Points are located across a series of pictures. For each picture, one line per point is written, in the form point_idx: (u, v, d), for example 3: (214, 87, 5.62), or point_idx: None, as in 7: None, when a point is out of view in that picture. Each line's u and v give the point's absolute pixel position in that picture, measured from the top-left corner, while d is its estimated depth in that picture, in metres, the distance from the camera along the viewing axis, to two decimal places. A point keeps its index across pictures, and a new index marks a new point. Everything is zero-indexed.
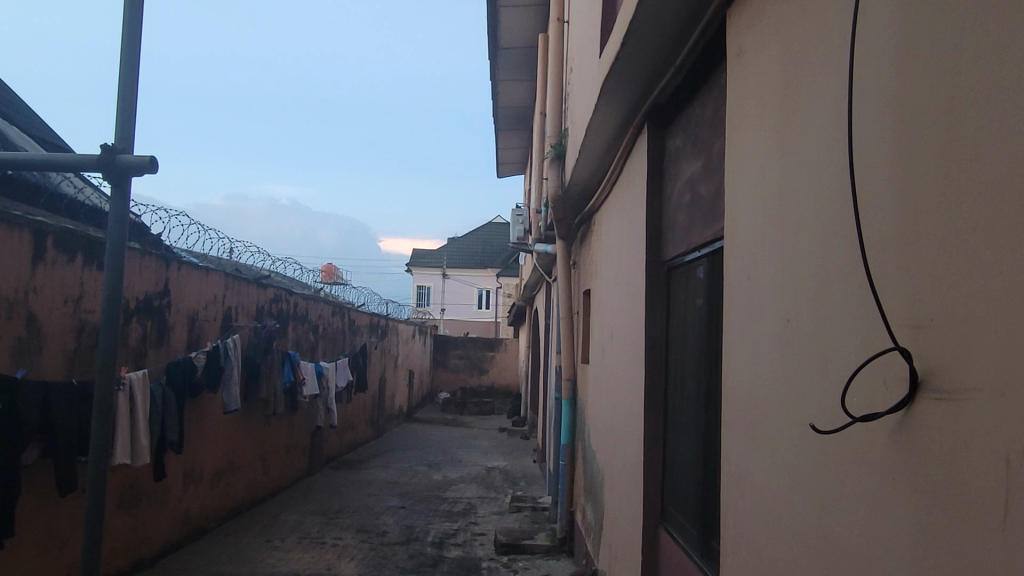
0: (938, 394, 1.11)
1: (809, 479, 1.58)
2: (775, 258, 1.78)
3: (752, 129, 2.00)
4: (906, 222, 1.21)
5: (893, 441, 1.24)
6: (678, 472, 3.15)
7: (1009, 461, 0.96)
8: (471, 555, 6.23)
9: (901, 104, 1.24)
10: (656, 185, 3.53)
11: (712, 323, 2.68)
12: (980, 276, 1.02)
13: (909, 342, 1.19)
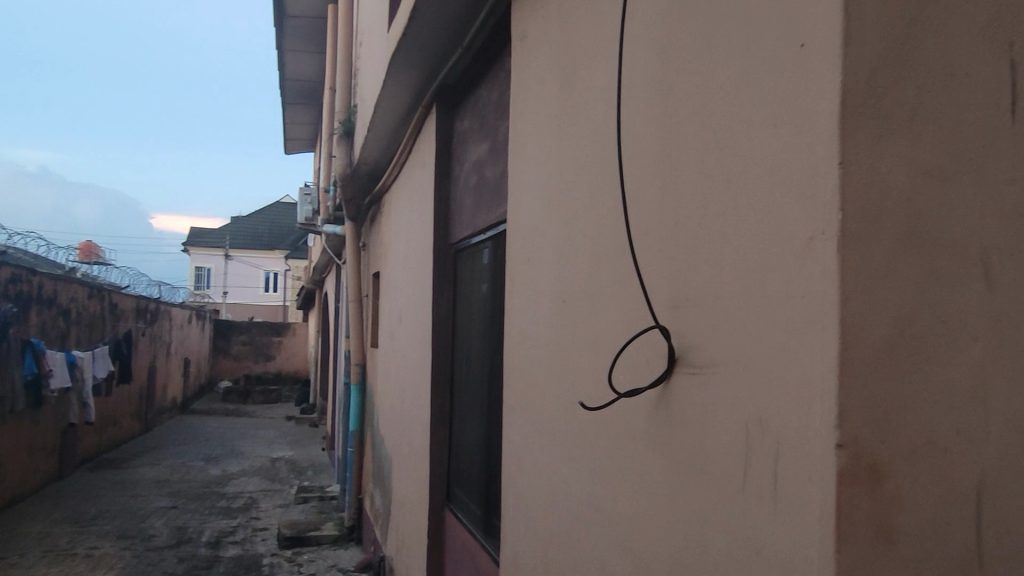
0: (690, 368, 1.19)
1: (580, 453, 1.64)
2: (553, 240, 1.83)
3: (534, 113, 2.02)
4: (667, 207, 1.27)
5: (654, 413, 1.30)
6: (463, 453, 3.18)
7: (749, 430, 1.04)
8: (251, 552, 5.86)
9: (665, 94, 1.29)
10: (444, 167, 3.51)
11: (495, 305, 2.71)
12: (727, 257, 1.10)
13: (668, 321, 1.26)
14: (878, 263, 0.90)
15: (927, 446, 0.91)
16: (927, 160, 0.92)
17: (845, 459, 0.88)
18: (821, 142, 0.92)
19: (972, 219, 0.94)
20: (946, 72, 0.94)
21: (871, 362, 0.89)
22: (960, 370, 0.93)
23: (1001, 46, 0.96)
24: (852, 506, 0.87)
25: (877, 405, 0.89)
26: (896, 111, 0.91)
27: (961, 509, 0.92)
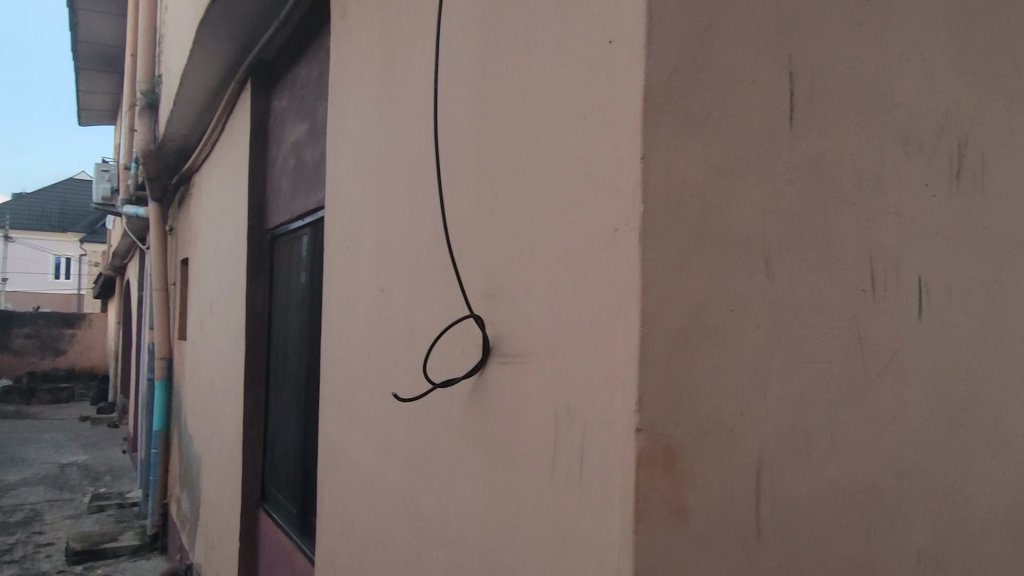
0: (504, 357, 1.20)
1: (396, 446, 1.60)
2: (371, 228, 1.77)
3: (353, 95, 1.94)
4: (483, 197, 1.27)
5: (469, 402, 1.30)
6: (278, 450, 3.02)
7: (558, 417, 1.06)
8: (32, 571, 5.20)
9: (482, 81, 1.28)
10: (259, 148, 3.30)
11: (313, 294, 2.59)
12: (539, 247, 1.11)
13: (482, 310, 1.26)
14: (675, 254, 0.94)
15: (716, 427, 0.98)
16: (719, 160, 0.99)
17: (644, 442, 0.92)
18: (625, 136, 0.95)
19: (757, 216, 1.02)
20: (737, 78, 1.00)
21: (667, 350, 0.94)
22: (744, 355, 1.01)
23: (782, 58, 1.05)
24: (650, 486, 0.92)
25: (672, 390, 0.94)
26: (693, 112, 0.96)
27: (743, 483, 1.00)
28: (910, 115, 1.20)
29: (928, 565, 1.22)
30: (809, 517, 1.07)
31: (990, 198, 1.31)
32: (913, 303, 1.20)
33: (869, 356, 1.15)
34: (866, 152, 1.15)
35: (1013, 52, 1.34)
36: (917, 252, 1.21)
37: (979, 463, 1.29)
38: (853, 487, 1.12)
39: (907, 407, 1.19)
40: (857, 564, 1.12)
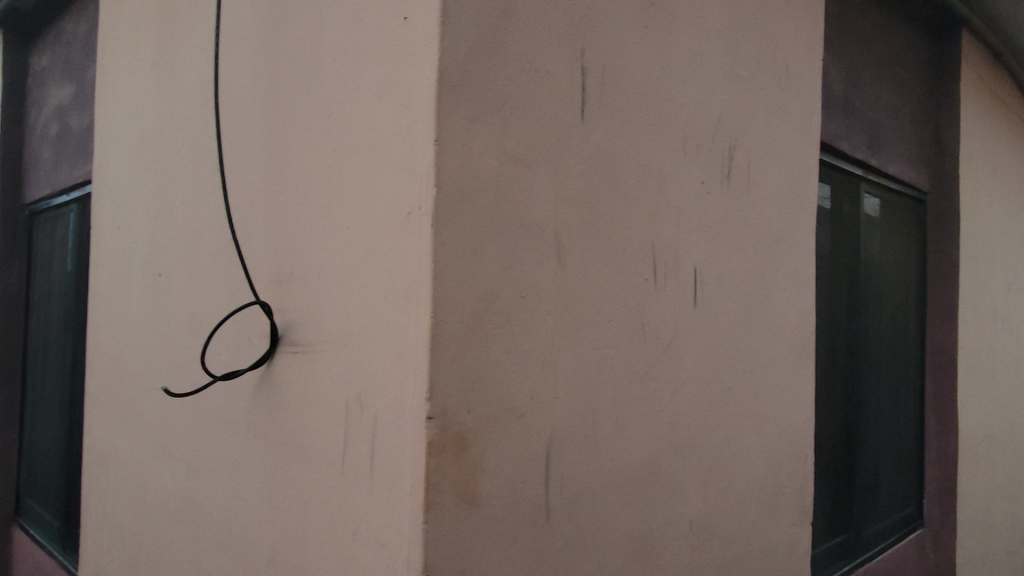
0: (293, 346, 1.12)
1: (173, 445, 1.45)
2: (147, 205, 1.59)
3: (126, 57, 1.73)
4: (271, 174, 1.18)
5: (256, 395, 1.21)
6: (36, 455, 2.65)
7: (348, 406, 1.01)
8: None
9: (269, 50, 1.19)
10: (12, 110, 2.87)
11: (79, 279, 2.30)
12: (330, 230, 1.05)
13: (270, 296, 1.17)
14: (467, 239, 0.93)
15: (507, 412, 0.99)
16: (512, 146, 0.99)
17: (434, 430, 0.90)
18: (418, 116, 0.92)
19: (548, 204, 1.04)
20: (531, 66, 1.01)
21: (458, 336, 0.92)
22: (536, 340, 1.03)
23: (574, 52, 1.08)
24: (440, 475, 0.90)
25: (464, 377, 0.93)
26: (487, 96, 0.96)
27: (533, 466, 1.02)
28: (689, 117, 1.29)
29: (698, 532, 1.32)
30: (594, 496, 1.12)
31: (754, 197, 1.45)
32: (689, 291, 1.30)
33: (650, 340, 1.22)
34: (651, 148, 1.21)
35: (775, 67, 1.50)
36: (694, 243, 1.31)
37: (742, 436, 1.43)
38: (635, 465, 1.19)
39: (684, 387, 1.29)
40: (637, 536, 1.19)
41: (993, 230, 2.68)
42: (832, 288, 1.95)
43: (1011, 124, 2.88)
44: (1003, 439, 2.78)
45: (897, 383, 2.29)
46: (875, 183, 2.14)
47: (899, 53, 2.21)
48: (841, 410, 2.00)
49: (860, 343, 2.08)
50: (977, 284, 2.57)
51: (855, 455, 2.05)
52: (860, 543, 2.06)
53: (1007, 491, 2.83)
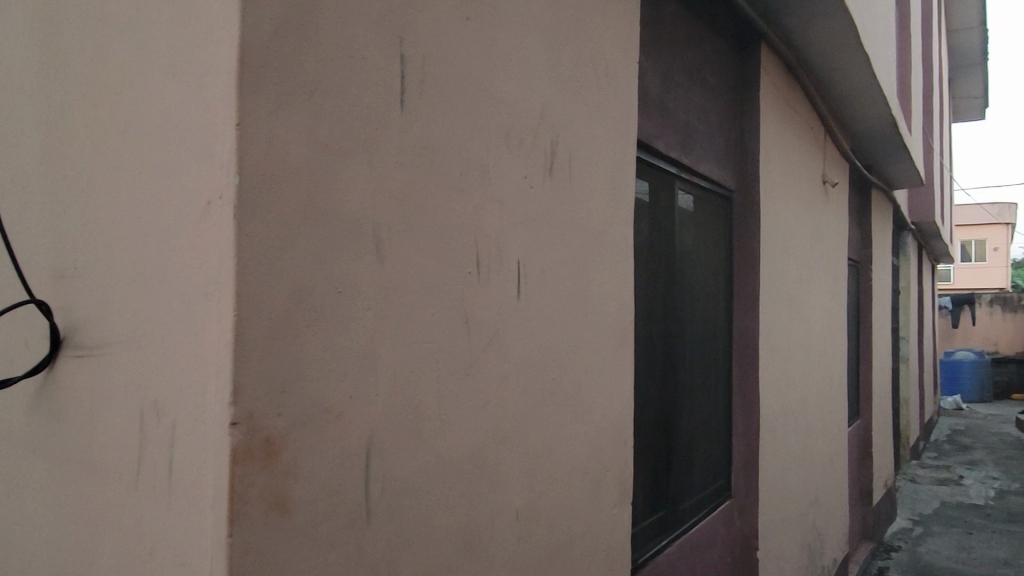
0: (79, 351, 1.00)
1: None
2: None
3: None
4: (52, 157, 1.05)
5: (34, 406, 1.07)
6: None
7: (142, 414, 0.92)
8: None
9: (49, 19, 1.06)
10: None
11: None
12: (122, 221, 0.96)
13: (50, 295, 1.04)
14: (277, 232, 0.88)
15: (322, 413, 0.94)
16: (325, 135, 0.94)
17: (240, 437, 0.84)
18: (220, 99, 0.85)
19: (366, 195, 1.00)
20: (346, 53, 0.97)
21: (266, 335, 0.87)
22: (355, 337, 0.99)
23: (392, 40, 1.04)
24: (247, 484, 0.84)
25: (274, 378, 0.88)
26: (296, 81, 0.90)
27: (351, 467, 0.98)
28: (511, 112, 1.30)
29: (524, 521, 1.35)
30: (418, 494, 1.10)
31: (575, 194, 1.50)
32: (513, 285, 1.31)
33: (473, 334, 1.22)
34: (473, 142, 1.21)
35: (595, 67, 1.55)
36: (517, 237, 1.32)
37: (566, 425, 1.48)
38: (459, 459, 1.19)
39: (508, 380, 1.30)
40: (463, 530, 1.19)
41: (788, 226, 2.98)
42: (649, 280, 2.07)
43: (802, 130, 3.20)
44: (796, 414, 3.10)
45: (708, 366, 2.48)
46: (688, 181, 2.29)
47: (707, 60, 2.38)
48: (658, 394, 2.12)
49: (675, 331, 2.23)
50: (774, 274, 2.83)
51: (670, 435, 2.19)
52: (676, 517, 2.21)
53: (800, 460, 3.16)
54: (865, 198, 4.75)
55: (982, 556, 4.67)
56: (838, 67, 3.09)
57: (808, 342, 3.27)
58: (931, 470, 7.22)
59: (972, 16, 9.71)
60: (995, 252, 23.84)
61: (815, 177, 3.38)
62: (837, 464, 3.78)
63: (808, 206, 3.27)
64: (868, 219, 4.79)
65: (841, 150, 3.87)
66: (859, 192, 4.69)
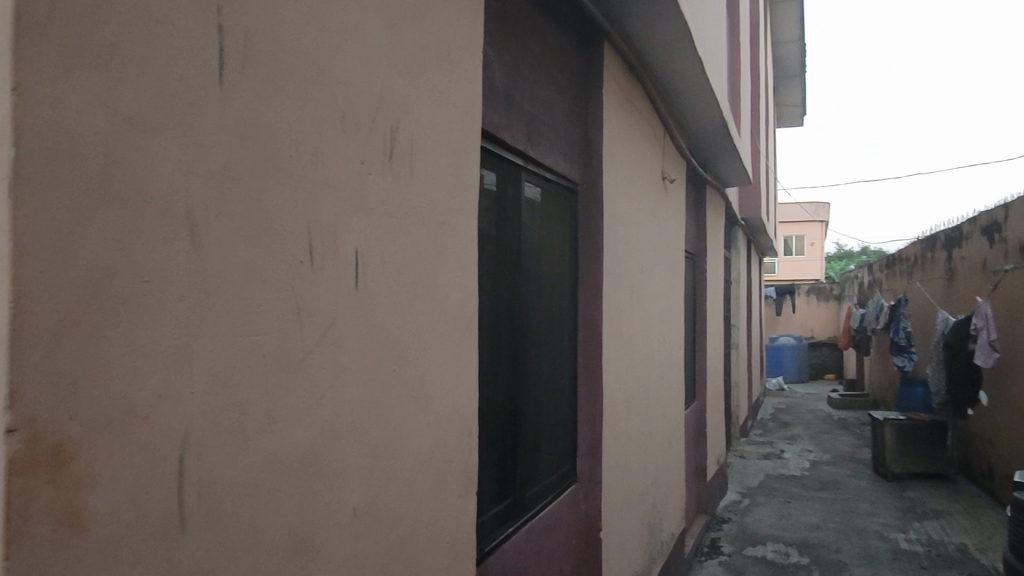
0: None
1: None
2: None
3: None
4: None
5: None
6: None
7: None
8: None
9: None
10: None
11: None
12: None
13: None
14: (64, 213, 0.78)
15: (125, 415, 0.85)
16: (128, 108, 0.85)
17: (18, 445, 0.74)
18: None
19: (179, 176, 0.92)
20: (152, 17, 0.88)
21: (52, 329, 0.77)
22: (166, 331, 0.91)
23: (209, 7, 0.96)
24: (27, 497, 0.75)
25: (63, 378, 0.78)
26: (89, 45, 0.81)
27: (162, 472, 0.90)
28: (347, 94, 1.25)
29: (363, 519, 1.30)
30: (241, 498, 1.03)
31: (417, 181, 1.47)
32: (350, 274, 1.26)
33: (306, 326, 1.16)
34: (305, 124, 1.15)
35: (437, 53, 1.52)
36: (354, 225, 1.27)
37: (407, 418, 1.44)
38: (290, 457, 1.12)
39: (344, 373, 1.25)
40: (294, 532, 1.13)
41: (629, 220, 3.11)
42: (495, 270, 2.07)
43: (643, 128, 3.35)
44: (636, 399, 3.25)
45: (554, 355, 2.53)
46: (534, 173, 2.32)
47: (553, 55, 2.42)
48: (504, 383, 2.14)
49: (521, 321, 2.25)
50: (616, 265, 2.95)
51: (517, 424, 2.22)
52: (523, 504, 2.24)
53: (640, 443, 3.32)
54: (701, 195, 5.08)
55: (798, 522, 5.16)
56: (675, 69, 3.26)
57: (648, 331, 3.44)
58: (757, 446, 7.88)
59: (793, 31, 10.64)
60: (812, 247, 26.38)
61: (655, 173, 3.56)
62: (675, 444, 4.02)
63: (648, 201, 3.43)
64: (703, 215, 5.11)
65: (678, 148, 4.10)
66: (696, 189, 5.00)
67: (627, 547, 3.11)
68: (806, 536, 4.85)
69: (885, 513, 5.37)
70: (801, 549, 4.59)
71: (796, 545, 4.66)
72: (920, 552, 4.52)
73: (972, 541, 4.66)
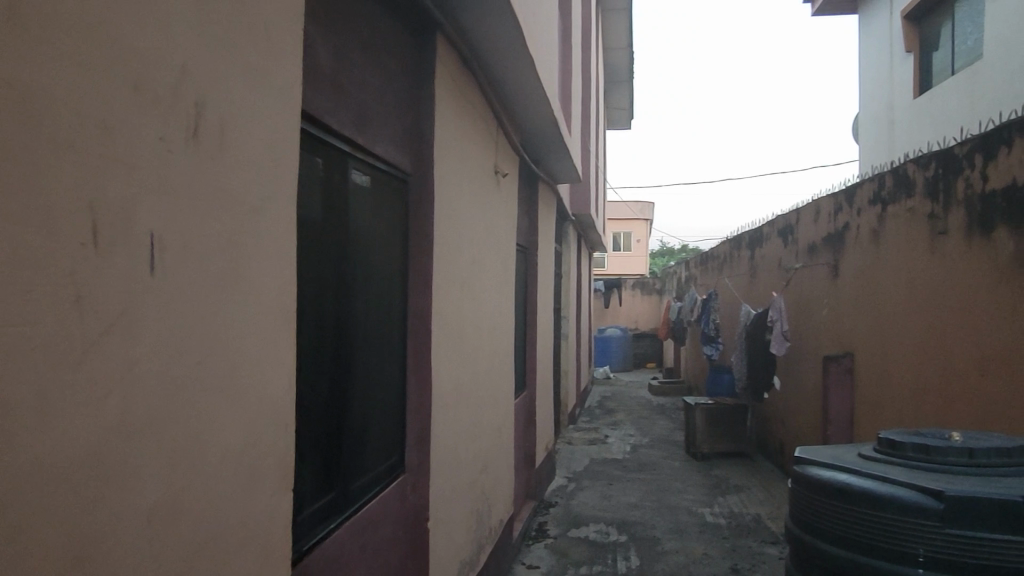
0: None
1: None
2: None
3: None
4: None
5: None
6: None
7: None
8: None
9: None
10: None
11: None
12: None
13: None
14: None
15: None
16: None
17: None
18: None
19: None
20: None
21: None
22: None
23: None
24: None
25: None
26: None
27: None
28: (143, 62, 1.14)
29: (161, 522, 1.21)
30: (2, 507, 0.91)
31: (227, 162, 1.38)
32: (145, 259, 1.16)
33: (90, 314, 1.05)
34: (88, 90, 1.03)
35: (251, 27, 1.44)
36: (151, 205, 1.17)
37: (214, 413, 1.36)
38: (69, 457, 1.02)
39: (138, 366, 1.15)
40: (73, 539, 1.02)
41: (460, 211, 3.13)
42: (319, 258, 2.00)
43: (476, 121, 3.38)
44: (466, 389, 3.29)
45: (383, 346, 2.49)
46: (363, 161, 2.26)
47: (383, 40, 2.38)
48: (328, 374, 2.07)
49: (347, 311, 2.19)
50: (446, 256, 2.96)
51: (341, 417, 2.16)
52: (348, 498, 2.19)
53: (470, 432, 3.37)
54: (533, 190, 5.23)
55: (619, 503, 5.48)
56: (508, 65, 3.33)
57: (478, 321, 3.49)
58: (584, 432, 8.27)
59: (623, 38, 11.23)
60: (638, 244, 28.14)
61: (487, 166, 3.61)
62: (504, 433, 4.12)
63: (480, 193, 3.48)
64: (535, 209, 5.27)
65: (511, 144, 4.19)
66: (528, 184, 5.14)
67: (455, 535, 3.15)
68: (625, 515, 5.16)
69: (695, 490, 5.85)
70: (620, 528, 4.87)
71: (616, 524, 4.94)
72: (722, 524, 4.97)
73: (765, 512, 5.19)
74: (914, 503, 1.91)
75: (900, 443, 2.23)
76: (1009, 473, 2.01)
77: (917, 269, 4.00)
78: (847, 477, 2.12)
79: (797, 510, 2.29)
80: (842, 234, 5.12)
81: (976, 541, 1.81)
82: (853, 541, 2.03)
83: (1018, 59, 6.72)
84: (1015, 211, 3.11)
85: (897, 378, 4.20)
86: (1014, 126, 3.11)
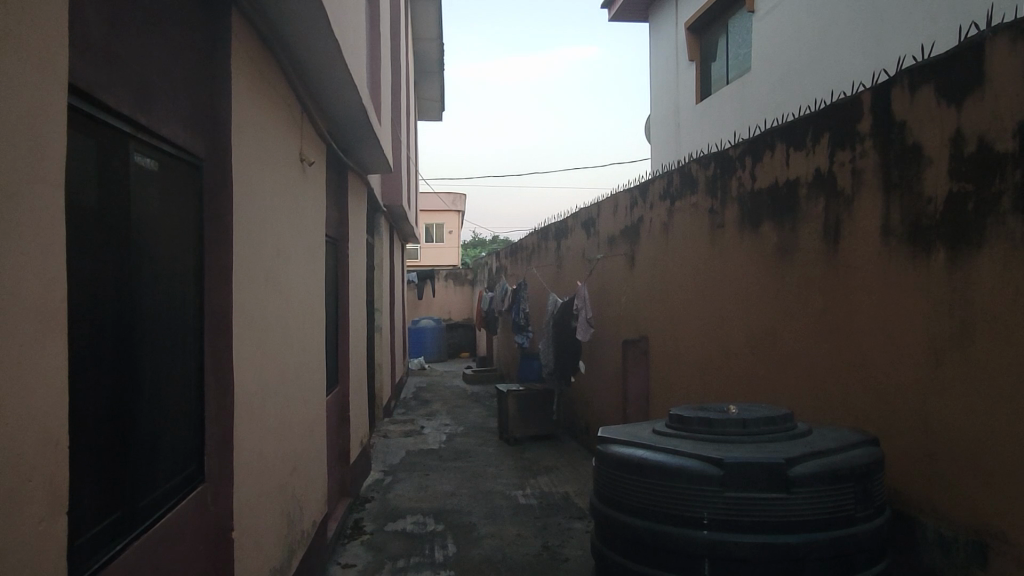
0: None
1: None
2: None
3: None
4: None
5: None
6: None
7: None
8: None
9: None
10: None
11: None
12: None
13: None
14: None
15: None
16: None
17: None
18: None
19: None
20: None
21: None
22: None
23: None
24: None
25: None
26: None
27: None
28: None
29: None
30: None
31: None
32: None
33: None
34: None
35: None
36: None
37: None
38: None
39: None
40: None
41: (262, 202, 2.95)
42: (97, 251, 1.78)
43: (277, 107, 3.20)
44: (271, 390, 3.11)
45: (175, 347, 2.29)
46: (146, 144, 2.05)
47: (169, 12, 2.17)
48: (109, 382, 1.86)
49: (131, 311, 1.98)
50: (246, 250, 2.77)
51: (127, 427, 1.96)
52: (137, 516, 1.99)
53: (276, 435, 3.19)
54: (342, 181, 5.08)
55: (434, 493, 5.51)
56: (312, 48, 3.19)
57: (284, 319, 3.32)
58: (399, 425, 8.22)
59: (432, 30, 11.26)
60: (450, 236, 28.43)
61: (291, 154, 3.43)
62: (314, 431, 3.96)
63: (285, 183, 3.31)
64: (343, 200, 5.13)
65: (318, 130, 4.04)
66: (336, 172, 4.97)
67: (263, 544, 2.97)
68: (440, 504, 5.19)
69: (507, 474, 6.04)
70: (437, 518, 4.91)
71: (432, 515, 4.96)
72: (534, 505, 5.17)
73: (572, 489, 5.49)
74: (700, 473, 2.10)
75: (688, 419, 2.44)
76: (774, 440, 2.28)
77: (700, 259, 4.41)
78: (643, 453, 2.28)
79: (600, 486, 2.43)
80: (637, 226, 5.50)
81: (750, 503, 2.03)
82: (650, 511, 2.20)
83: (779, 74, 7.63)
84: (777, 207, 3.53)
85: (684, 358, 4.61)
86: (776, 132, 3.53)
